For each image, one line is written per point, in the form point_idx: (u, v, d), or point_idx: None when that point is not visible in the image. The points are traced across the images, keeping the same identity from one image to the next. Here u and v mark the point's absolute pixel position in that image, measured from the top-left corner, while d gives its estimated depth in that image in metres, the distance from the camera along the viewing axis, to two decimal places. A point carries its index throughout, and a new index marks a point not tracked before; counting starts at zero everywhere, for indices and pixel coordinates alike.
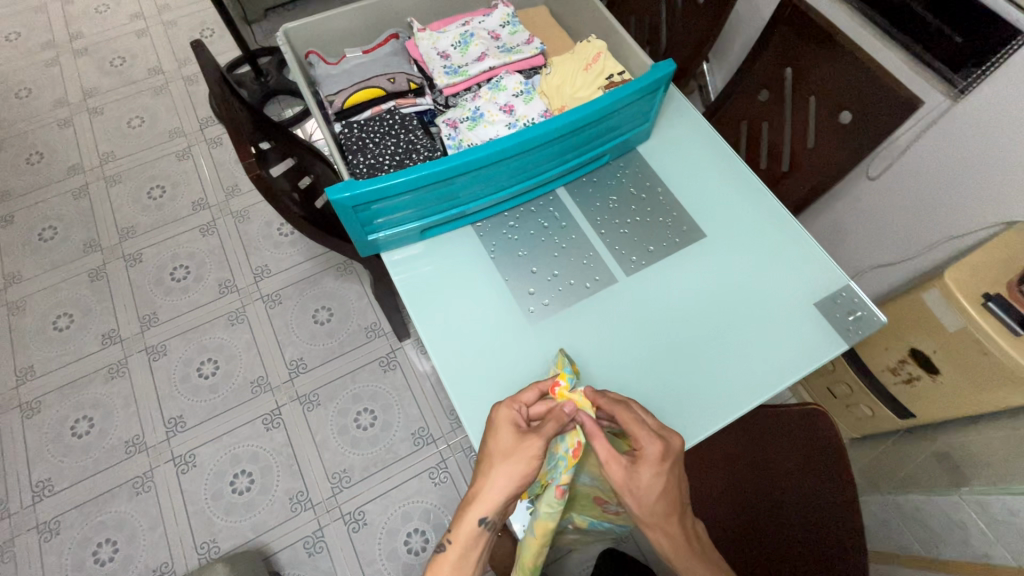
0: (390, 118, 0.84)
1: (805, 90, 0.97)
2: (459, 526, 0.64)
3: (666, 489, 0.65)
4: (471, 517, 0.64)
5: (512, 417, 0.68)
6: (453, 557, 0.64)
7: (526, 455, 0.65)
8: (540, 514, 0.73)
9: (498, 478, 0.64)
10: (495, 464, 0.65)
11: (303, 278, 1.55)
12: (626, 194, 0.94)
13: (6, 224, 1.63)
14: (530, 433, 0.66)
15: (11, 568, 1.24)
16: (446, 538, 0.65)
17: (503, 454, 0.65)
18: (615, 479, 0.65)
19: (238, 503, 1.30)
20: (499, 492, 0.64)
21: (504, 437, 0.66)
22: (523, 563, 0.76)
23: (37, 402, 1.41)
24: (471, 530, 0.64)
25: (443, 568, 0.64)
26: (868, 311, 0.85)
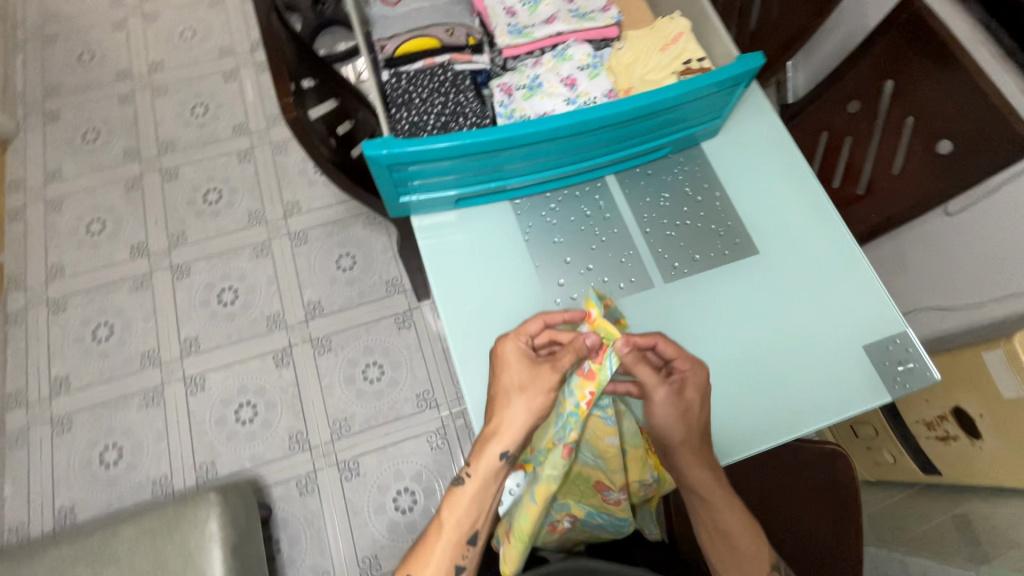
0: (441, 74, 0.78)
1: (902, 108, 0.87)
2: (480, 460, 0.66)
3: (692, 419, 0.68)
4: (491, 451, 0.65)
5: (522, 352, 0.68)
6: (472, 489, 0.66)
7: (541, 388, 0.65)
8: (542, 477, 0.69)
9: (517, 412, 0.65)
10: (511, 400, 0.66)
11: (331, 221, 1.52)
12: (680, 194, 0.87)
13: (52, 120, 1.64)
14: (544, 367, 0.66)
15: (25, 454, 1.31)
16: (465, 472, 0.67)
17: (517, 387, 0.66)
18: (658, 398, 0.67)
19: (240, 432, 1.33)
20: (516, 425, 0.65)
21: (516, 372, 0.67)
22: (517, 530, 0.69)
23: (64, 301, 1.44)
24: (490, 463, 0.65)
25: (461, 499, 0.66)
26: (921, 364, 0.78)
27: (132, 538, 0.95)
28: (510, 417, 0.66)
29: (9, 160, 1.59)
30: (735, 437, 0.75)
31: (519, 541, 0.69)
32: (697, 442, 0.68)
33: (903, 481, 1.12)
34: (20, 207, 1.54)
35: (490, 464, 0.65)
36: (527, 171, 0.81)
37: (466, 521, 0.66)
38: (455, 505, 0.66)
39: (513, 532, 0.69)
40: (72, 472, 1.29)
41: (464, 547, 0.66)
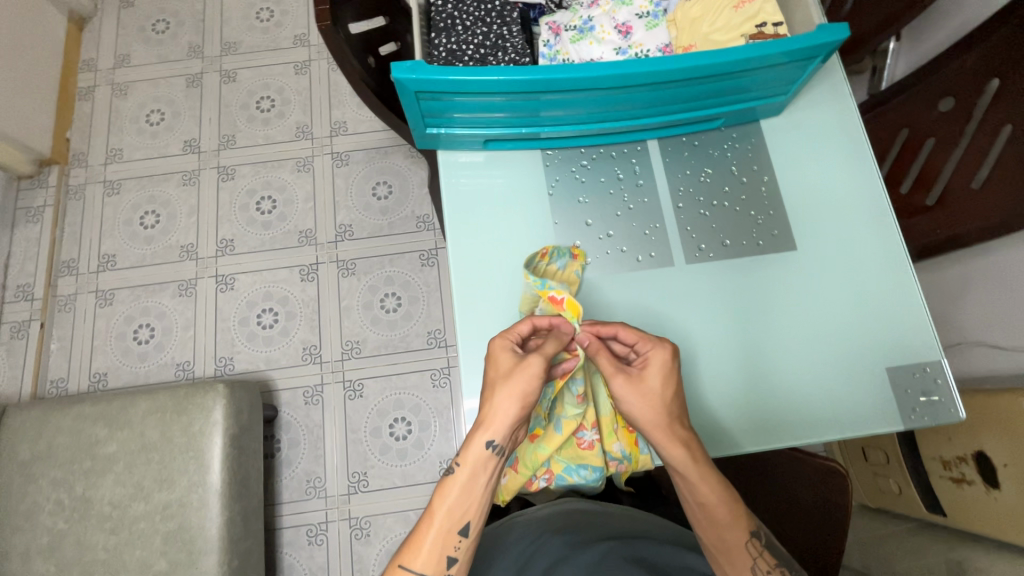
0: (489, 2, 0.73)
1: (1000, 116, 0.76)
2: (468, 450, 0.61)
3: (657, 400, 0.63)
4: (478, 440, 0.61)
5: (509, 347, 0.64)
6: (464, 479, 0.61)
7: (528, 379, 0.61)
8: (565, 416, 0.70)
9: (502, 401, 0.61)
10: (497, 389, 0.61)
11: (374, 147, 1.52)
12: (724, 172, 0.81)
13: (127, 5, 1.68)
14: (529, 357, 0.62)
15: (71, 317, 1.43)
16: (454, 462, 0.62)
17: (504, 377, 0.62)
18: (623, 391, 0.64)
19: (260, 335, 1.40)
20: (504, 415, 0.61)
21: (504, 361, 0.62)
22: (534, 461, 0.71)
23: (119, 184, 1.52)
24: (478, 452, 0.61)
25: (453, 489, 0.61)
26: (947, 399, 0.72)
27: (146, 410, 1.03)
28: (498, 409, 0.61)
29: (85, 40, 1.65)
30: (725, 435, 0.73)
31: (525, 468, 0.71)
32: (665, 421, 0.63)
33: (905, 514, 1.07)
34: (90, 88, 1.61)
35: (481, 452, 0.61)
36: (564, 121, 0.76)
37: (457, 512, 0.61)
38: (446, 495, 0.61)
39: (520, 460, 0.71)
40: (109, 342, 1.41)
41: (455, 539, 0.61)
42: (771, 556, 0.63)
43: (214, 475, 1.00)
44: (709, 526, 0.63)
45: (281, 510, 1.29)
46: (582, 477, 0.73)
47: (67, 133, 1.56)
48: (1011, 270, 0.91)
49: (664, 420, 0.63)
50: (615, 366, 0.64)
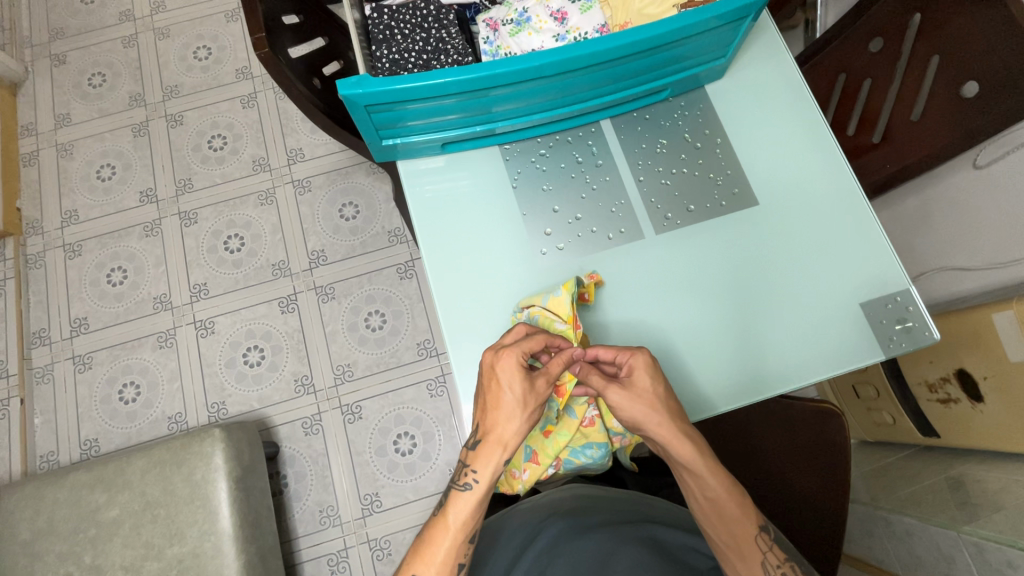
0: (423, 7, 0.74)
1: (927, 48, 0.80)
2: (485, 468, 0.64)
3: (651, 404, 0.65)
4: (497, 459, 0.64)
5: (520, 364, 0.64)
6: (480, 493, 0.65)
7: (540, 403, 0.64)
8: (575, 405, 0.71)
9: (517, 424, 0.64)
10: (511, 413, 0.64)
11: (334, 169, 1.51)
12: (679, 140, 0.83)
13: (59, 63, 1.64)
14: (538, 381, 0.64)
15: (51, 388, 1.39)
16: (471, 477, 0.65)
17: (516, 401, 0.64)
18: (615, 402, 0.65)
19: (249, 374, 1.38)
20: (517, 436, 0.64)
21: (520, 387, 0.63)
22: (551, 451, 0.71)
23: (79, 245, 1.49)
24: (495, 470, 0.65)
25: (468, 502, 0.65)
26: (921, 324, 0.75)
27: (145, 467, 1.01)
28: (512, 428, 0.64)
29: (21, 105, 1.60)
30: (720, 393, 0.75)
31: (545, 458, 0.71)
32: (665, 421, 0.65)
33: (902, 441, 1.11)
34: (33, 152, 1.57)
35: (493, 472, 0.65)
36: (516, 114, 0.77)
37: (471, 523, 0.66)
38: (461, 507, 0.66)
39: (538, 452, 0.72)
40: (94, 407, 1.37)
41: (465, 546, 0.66)
42: (780, 549, 0.66)
43: (225, 519, 0.99)
44: (722, 527, 0.66)
45: (298, 545, 1.27)
46: (590, 457, 0.73)
47: (17, 202, 1.52)
48: (961, 193, 0.95)
49: (669, 428, 0.65)
50: (608, 380, 0.66)
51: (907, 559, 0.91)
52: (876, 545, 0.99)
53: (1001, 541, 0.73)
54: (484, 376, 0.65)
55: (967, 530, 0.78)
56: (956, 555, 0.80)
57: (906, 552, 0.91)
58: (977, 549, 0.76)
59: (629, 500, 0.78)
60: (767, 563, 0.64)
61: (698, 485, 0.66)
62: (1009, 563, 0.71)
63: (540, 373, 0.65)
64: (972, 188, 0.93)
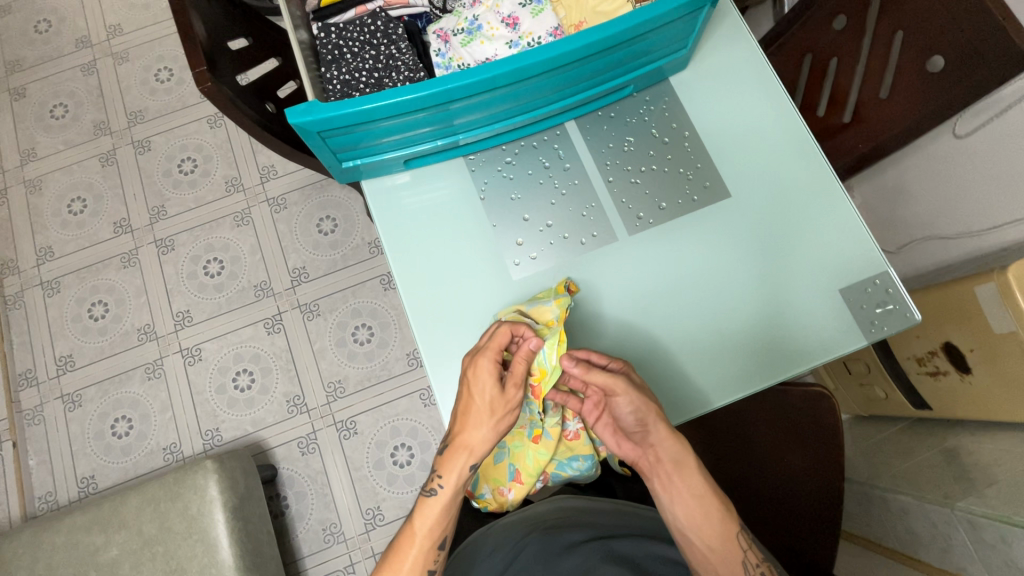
0: (371, 23, 0.72)
1: (891, 23, 0.78)
2: (449, 472, 0.64)
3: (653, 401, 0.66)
4: (462, 464, 0.64)
5: (491, 368, 0.63)
6: (445, 498, 0.65)
7: (508, 408, 0.64)
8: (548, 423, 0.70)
9: (482, 428, 0.63)
10: (482, 417, 0.64)
11: (308, 184, 1.49)
12: (646, 136, 0.81)
13: (19, 97, 1.60)
14: (507, 386, 0.64)
15: (43, 429, 1.38)
16: (436, 483, 0.65)
17: (488, 405, 0.63)
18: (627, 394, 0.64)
19: (240, 398, 1.37)
20: (483, 442, 0.64)
21: (493, 389, 0.63)
22: (531, 469, 0.71)
23: (57, 282, 1.47)
24: (461, 475, 0.64)
25: (435, 507, 0.65)
26: (902, 305, 0.74)
27: (140, 505, 1.01)
28: (479, 433, 0.64)
29: None
30: (706, 389, 0.74)
31: (528, 477, 0.72)
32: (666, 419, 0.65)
33: (895, 415, 1.11)
34: (1, 190, 1.54)
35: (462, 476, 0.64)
36: (476, 125, 0.76)
37: (437, 530, 0.65)
38: (425, 514, 0.65)
39: (520, 471, 0.72)
40: (88, 444, 1.37)
41: (435, 553, 0.65)
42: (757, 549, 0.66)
43: (225, 551, 0.98)
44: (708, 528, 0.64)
45: (304, 565, 1.28)
46: (576, 469, 0.74)
47: None
48: (938, 164, 0.94)
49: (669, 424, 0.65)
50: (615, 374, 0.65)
51: (905, 535, 0.91)
52: (875, 522, 0.99)
53: (993, 517, 0.73)
54: (461, 382, 0.66)
55: (961, 506, 0.79)
56: (951, 531, 0.80)
57: (904, 528, 0.91)
58: (972, 525, 0.76)
59: (610, 512, 0.77)
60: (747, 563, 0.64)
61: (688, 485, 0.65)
62: (1003, 537, 0.71)
63: (508, 378, 0.64)
64: (949, 158, 0.92)
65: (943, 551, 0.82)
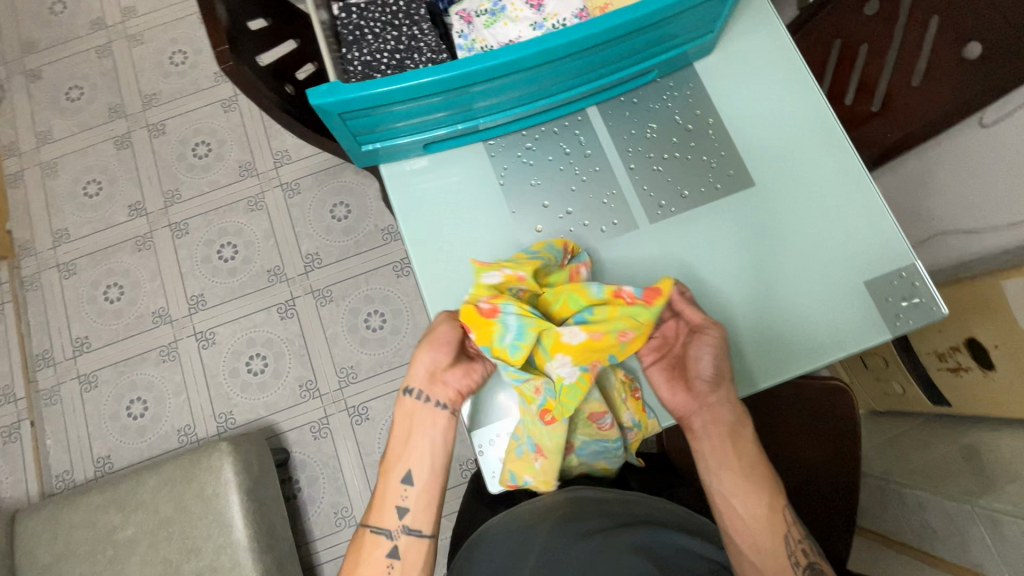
0: (392, 4, 0.70)
1: (926, 7, 0.76)
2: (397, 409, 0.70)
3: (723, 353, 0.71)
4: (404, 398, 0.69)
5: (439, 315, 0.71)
6: (398, 439, 0.70)
7: (436, 336, 0.69)
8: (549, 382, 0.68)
9: (417, 360, 0.69)
10: (433, 360, 0.68)
11: (322, 169, 1.48)
12: (669, 123, 0.80)
13: (34, 79, 1.60)
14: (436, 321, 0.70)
15: (59, 409, 1.40)
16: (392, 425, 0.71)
17: (434, 344, 0.69)
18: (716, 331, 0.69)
19: (254, 382, 1.38)
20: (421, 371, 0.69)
21: (448, 333, 0.69)
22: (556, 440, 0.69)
23: (73, 264, 1.48)
24: (405, 406, 0.69)
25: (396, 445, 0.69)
26: (928, 299, 0.73)
27: (156, 485, 1.02)
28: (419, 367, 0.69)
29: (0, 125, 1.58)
30: None
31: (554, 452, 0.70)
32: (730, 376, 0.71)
33: (912, 410, 1.10)
34: (18, 173, 1.55)
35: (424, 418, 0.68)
36: (498, 108, 0.74)
37: (400, 464, 0.69)
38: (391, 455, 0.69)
39: (543, 447, 0.70)
40: (104, 425, 1.38)
41: (401, 489, 0.68)
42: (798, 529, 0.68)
43: (239, 531, 0.99)
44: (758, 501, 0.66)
45: (315, 547, 1.29)
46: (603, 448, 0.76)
47: (7, 225, 1.50)
48: (966, 155, 0.91)
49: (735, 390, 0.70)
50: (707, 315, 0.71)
51: (920, 531, 0.90)
52: (890, 518, 0.98)
53: (1016, 514, 0.72)
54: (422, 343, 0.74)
55: (981, 503, 0.78)
56: (970, 527, 0.79)
57: (920, 524, 0.90)
58: (992, 522, 0.75)
59: (622, 504, 0.75)
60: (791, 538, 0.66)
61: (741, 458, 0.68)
62: None
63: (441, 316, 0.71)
64: (977, 149, 0.89)
65: (961, 547, 0.81)
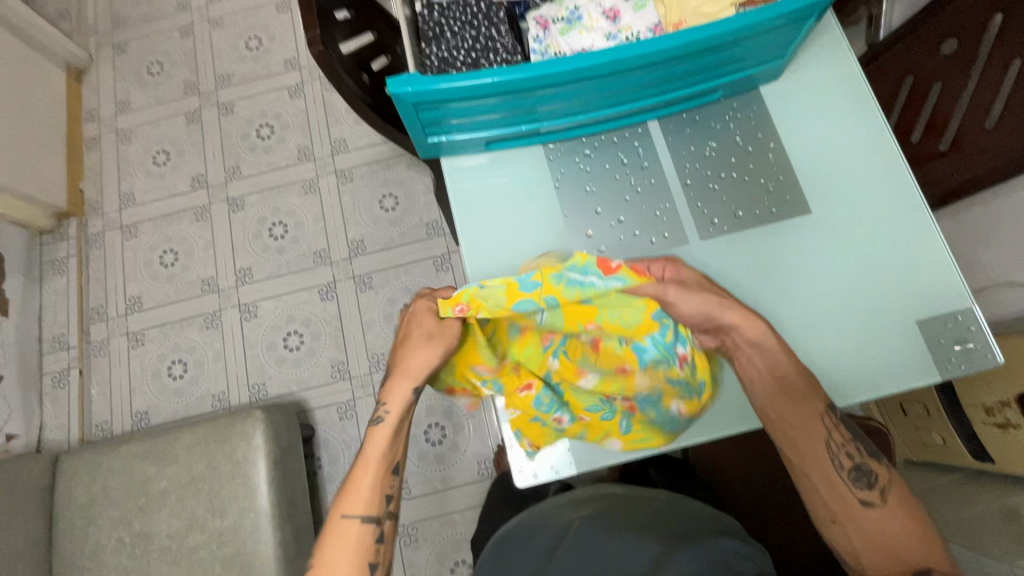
0: (474, 5, 0.73)
1: (1006, 49, 0.74)
2: (391, 398, 0.68)
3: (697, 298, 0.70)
4: (403, 387, 0.68)
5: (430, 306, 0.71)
6: (393, 421, 0.68)
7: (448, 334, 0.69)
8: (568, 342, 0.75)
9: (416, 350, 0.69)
10: (415, 375, 0.68)
11: (376, 160, 1.53)
12: (729, 143, 0.80)
13: (121, 52, 1.71)
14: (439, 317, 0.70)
15: (107, 361, 1.47)
16: (382, 411, 0.68)
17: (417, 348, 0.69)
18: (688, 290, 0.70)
19: (289, 358, 1.42)
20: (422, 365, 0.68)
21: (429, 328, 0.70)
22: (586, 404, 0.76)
23: (135, 226, 1.56)
24: (398, 397, 0.68)
25: (384, 434, 0.67)
26: (983, 345, 0.71)
27: (191, 443, 1.06)
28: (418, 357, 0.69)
29: (85, 91, 1.69)
30: None
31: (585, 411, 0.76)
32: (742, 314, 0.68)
33: (951, 464, 1.06)
34: (95, 137, 1.65)
35: (406, 395, 0.68)
36: (562, 113, 0.76)
37: (390, 453, 0.67)
38: (376, 440, 0.67)
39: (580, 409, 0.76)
40: (145, 382, 1.45)
41: (389, 477, 0.66)
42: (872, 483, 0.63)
43: (263, 498, 1.03)
44: (848, 476, 0.64)
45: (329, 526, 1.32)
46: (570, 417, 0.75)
47: (80, 184, 1.60)
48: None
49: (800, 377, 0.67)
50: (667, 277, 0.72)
51: None
52: None
53: None
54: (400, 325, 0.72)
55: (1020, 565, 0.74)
56: None
57: None
58: None
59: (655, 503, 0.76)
60: (889, 495, 0.63)
61: (817, 421, 0.66)
62: None
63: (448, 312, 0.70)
64: None
65: None
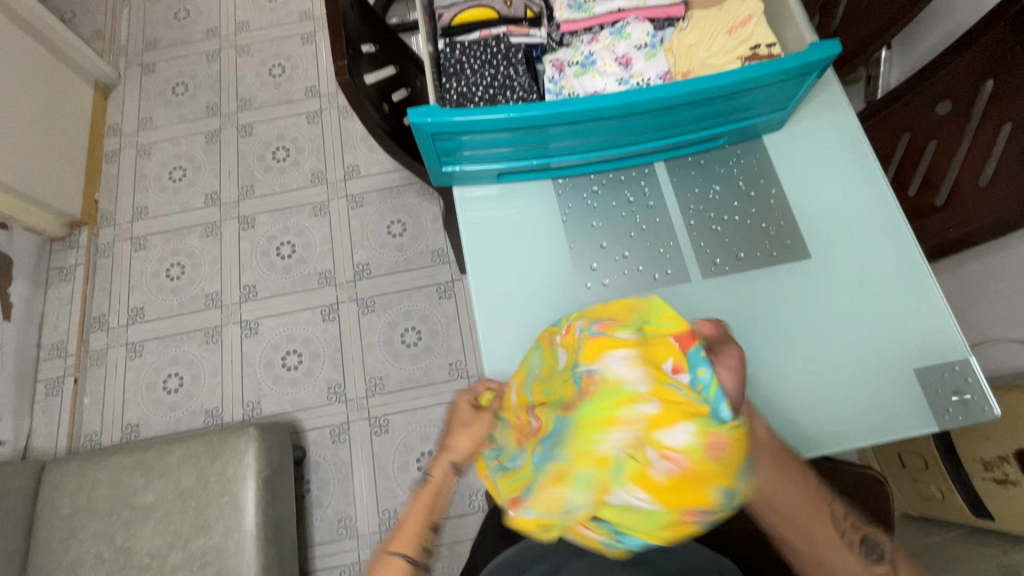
0: (494, 46, 0.78)
1: (999, 114, 0.78)
2: (434, 472, 0.72)
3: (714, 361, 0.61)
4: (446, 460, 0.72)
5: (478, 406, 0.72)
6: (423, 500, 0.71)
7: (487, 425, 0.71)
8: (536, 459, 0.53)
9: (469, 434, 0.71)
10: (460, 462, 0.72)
11: (386, 187, 1.57)
12: (732, 188, 0.83)
13: (148, 72, 1.78)
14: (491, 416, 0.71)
15: (103, 371, 1.46)
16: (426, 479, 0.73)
17: (468, 426, 0.72)
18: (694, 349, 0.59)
19: (286, 377, 1.42)
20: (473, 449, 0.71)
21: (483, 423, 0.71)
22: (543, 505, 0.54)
23: (145, 238, 1.59)
24: (439, 473, 0.72)
25: (425, 507, 0.71)
26: (980, 398, 0.71)
27: (181, 457, 1.05)
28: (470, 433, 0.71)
29: (110, 107, 1.74)
30: None
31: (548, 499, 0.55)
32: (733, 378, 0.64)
33: (950, 520, 1.03)
34: (115, 150, 1.69)
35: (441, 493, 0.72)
36: (573, 150, 0.80)
37: (425, 520, 0.71)
38: (418, 503, 0.72)
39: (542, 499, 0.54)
40: (140, 394, 1.44)
41: (424, 539, 0.69)
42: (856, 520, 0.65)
43: (250, 518, 1.01)
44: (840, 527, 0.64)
45: (313, 553, 1.29)
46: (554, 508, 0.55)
47: (96, 195, 1.63)
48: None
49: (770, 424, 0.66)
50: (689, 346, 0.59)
51: None
52: None
53: None
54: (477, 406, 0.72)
55: None
56: None
57: None
58: None
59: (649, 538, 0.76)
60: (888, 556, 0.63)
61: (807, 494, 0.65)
62: None
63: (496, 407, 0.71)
64: None
65: None
